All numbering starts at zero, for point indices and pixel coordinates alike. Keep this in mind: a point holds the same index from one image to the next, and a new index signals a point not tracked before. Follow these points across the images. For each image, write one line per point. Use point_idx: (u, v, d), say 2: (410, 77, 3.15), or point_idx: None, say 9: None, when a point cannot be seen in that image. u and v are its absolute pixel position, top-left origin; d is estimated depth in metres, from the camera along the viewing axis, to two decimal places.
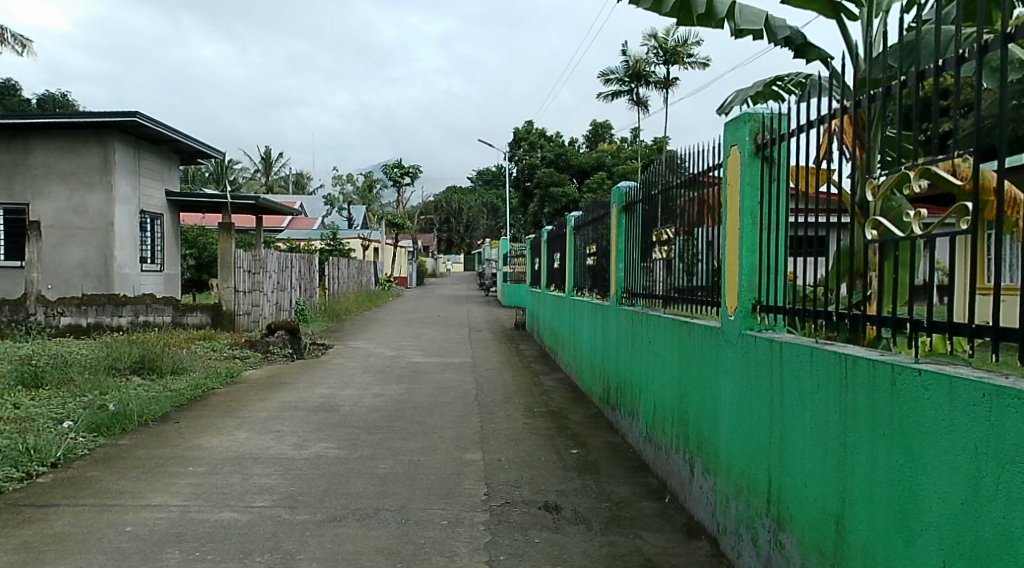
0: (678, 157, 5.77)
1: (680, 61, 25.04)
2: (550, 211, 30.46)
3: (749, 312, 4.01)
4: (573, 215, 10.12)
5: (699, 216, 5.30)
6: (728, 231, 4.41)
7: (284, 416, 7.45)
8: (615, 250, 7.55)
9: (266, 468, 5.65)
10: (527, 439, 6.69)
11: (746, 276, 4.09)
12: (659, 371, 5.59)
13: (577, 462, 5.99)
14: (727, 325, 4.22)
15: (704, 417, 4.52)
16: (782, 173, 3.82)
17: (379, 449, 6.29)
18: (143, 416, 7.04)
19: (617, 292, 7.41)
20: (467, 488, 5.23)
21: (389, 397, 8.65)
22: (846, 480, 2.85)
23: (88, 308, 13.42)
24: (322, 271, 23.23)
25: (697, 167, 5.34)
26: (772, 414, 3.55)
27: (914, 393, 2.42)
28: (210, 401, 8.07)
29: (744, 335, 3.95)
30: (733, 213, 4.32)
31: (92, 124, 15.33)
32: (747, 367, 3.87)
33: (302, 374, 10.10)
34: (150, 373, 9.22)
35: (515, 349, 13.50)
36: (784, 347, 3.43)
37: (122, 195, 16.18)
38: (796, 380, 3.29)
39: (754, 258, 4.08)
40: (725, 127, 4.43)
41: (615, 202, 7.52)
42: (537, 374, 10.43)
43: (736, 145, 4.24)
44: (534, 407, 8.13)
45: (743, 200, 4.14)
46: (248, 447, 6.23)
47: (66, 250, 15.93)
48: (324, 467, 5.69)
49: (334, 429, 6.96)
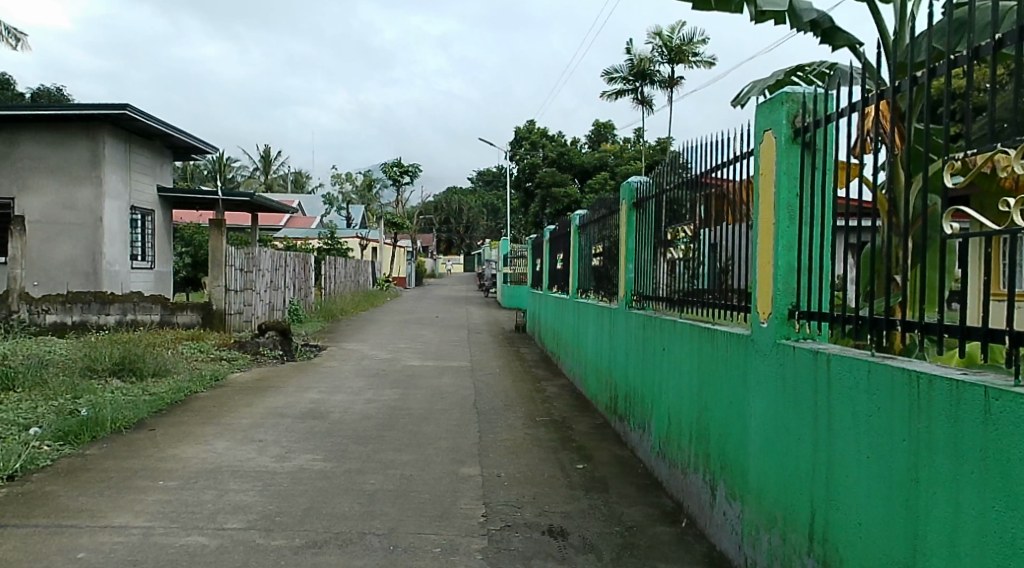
0: (681, 157, 5.59)
1: (685, 60, 24.53)
2: (551, 212, 29.93)
3: (785, 318, 3.47)
4: (578, 213, 9.64)
5: (717, 212, 4.87)
6: (759, 225, 3.81)
7: (268, 424, 6.96)
8: (625, 251, 7.05)
9: (243, 483, 5.17)
10: (530, 451, 6.22)
11: (779, 277, 3.52)
12: (677, 380, 5.07)
13: (583, 478, 5.52)
14: (757, 333, 3.70)
15: (730, 435, 4.04)
16: (825, 162, 3.30)
17: (368, 462, 5.81)
18: (117, 423, 6.56)
19: (625, 294, 6.93)
20: (463, 509, 4.75)
21: (383, 403, 8.16)
22: (918, 523, 2.38)
23: (73, 306, 12.98)
24: (319, 270, 22.73)
25: (708, 162, 4.98)
26: (817, 438, 3.07)
27: (1015, 425, 1.95)
28: (191, 407, 7.58)
29: (779, 346, 3.43)
30: (765, 206, 3.72)
31: (81, 116, 14.87)
32: (784, 382, 3.38)
33: (291, 378, 9.61)
34: (130, 376, 8.75)
35: (515, 353, 13.00)
36: (832, 363, 2.96)
37: (112, 190, 15.70)
38: (849, 400, 2.81)
39: (791, 257, 3.49)
40: (755, 110, 3.82)
41: (624, 199, 7.03)
42: (538, 381, 9.95)
43: (769, 130, 3.65)
44: (536, 416, 7.66)
45: (778, 190, 3.55)
46: (226, 459, 5.76)
47: (53, 246, 15.47)
48: (308, 483, 5.22)
49: (322, 439, 6.48)
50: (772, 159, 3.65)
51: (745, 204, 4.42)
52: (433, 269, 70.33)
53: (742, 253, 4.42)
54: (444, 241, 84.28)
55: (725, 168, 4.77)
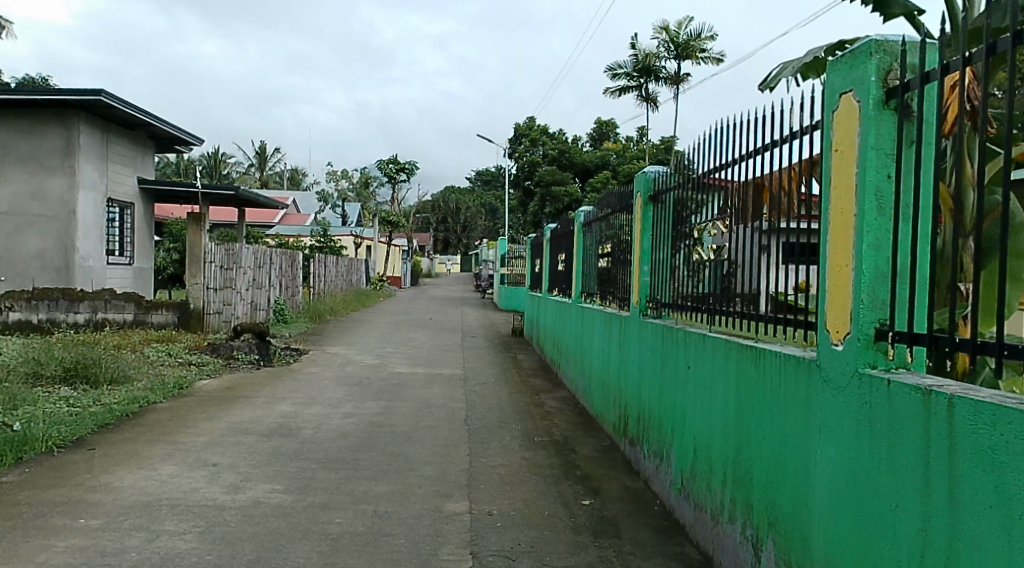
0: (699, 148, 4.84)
1: (692, 55, 23.69)
2: (550, 211, 29.04)
3: (870, 341, 2.58)
4: (582, 210, 8.80)
5: (750, 206, 4.06)
6: (830, 219, 2.89)
7: (228, 443, 6.08)
8: (639, 251, 6.12)
9: (180, 523, 4.28)
10: (527, 482, 5.34)
11: (863, 285, 2.59)
12: (705, 406, 4.23)
13: (590, 519, 4.65)
14: (830, 360, 2.81)
15: (784, 485, 3.19)
16: (930, 133, 2.41)
17: (337, 494, 4.93)
18: (50, 440, 5.68)
19: (638, 300, 6.03)
20: (443, 562, 3.88)
21: (363, 419, 7.27)
22: None
23: (39, 303, 12.07)
24: (308, 269, 21.83)
25: (722, 156, 4.50)
26: (928, 512, 2.20)
27: None
28: (145, 422, 6.69)
29: (863, 379, 2.56)
30: (840, 193, 2.79)
31: (55, 102, 13.98)
32: (874, 426, 2.51)
33: (265, 386, 8.74)
34: (82, 383, 7.87)
35: (512, 360, 12.12)
36: (958, 411, 2.08)
37: (87, 180, 14.79)
38: (992, 465, 1.93)
39: (880, 259, 2.57)
40: (827, 71, 2.92)
41: (640, 191, 6.12)
42: (536, 392, 9.09)
43: (850, 93, 2.73)
44: (534, 436, 6.78)
45: (862, 171, 2.62)
46: (170, 489, 4.87)
47: (21, 239, 14.56)
48: (261, 523, 4.33)
49: (286, 463, 5.59)
50: (851, 131, 2.74)
51: (778, 199, 3.69)
52: (430, 269, 69.46)
53: (754, 255, 3.99)
54: (443, 240, 83.33)
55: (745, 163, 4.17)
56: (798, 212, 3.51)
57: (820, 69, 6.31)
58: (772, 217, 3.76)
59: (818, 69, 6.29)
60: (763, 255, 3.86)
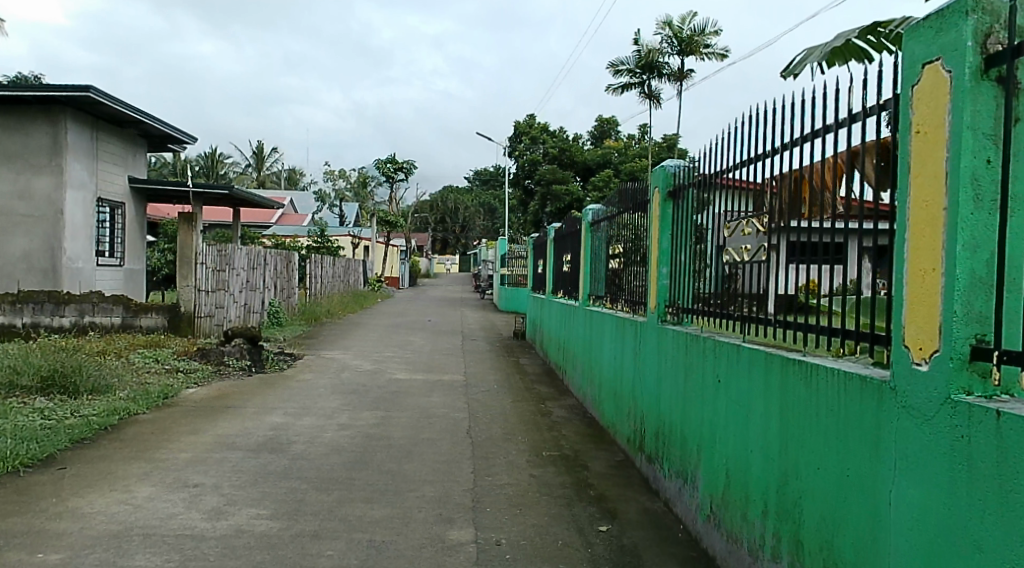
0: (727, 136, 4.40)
1: (696, 51, 23.24)
2: (551, 211, 28.58)
3: (964, 363, 2.13)
4: (590, 209, 8.36)
5: (782, 202, 3.63)
6: (909, 214, 2.43)
7: (212, 460, 5.62)
8: (656, 251, 5.67)
9: (153, 557, 3.82)
10: (537, 505, 4.89)
11: (956, 296, 2.14)
12: (741, 425, 3.77)
13: (609, 548, 4.21)
14: (911, 383, 2.35)
15: (846, 523, 2.73)
16: None
17: (329, 520, 4.47)
18: (17, 459, 5.21)
19: (656, 305, 5.58)
20: None
21: (358, 431, 6.81)
22: None
23: (23, 306, 11.47)
24: (304, 270, 21.35)
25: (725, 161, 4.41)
26: None
27: None
28: (124, 436, 6.22)
29: (957, 408, 2.10)
30: (925, 185, 2.33)
31: (41, 98, 13.49)
32: (972, 464, 2.04)
33: (255, 395, 8.28)
34: (61, 392, 7.40)
35: (514, 365, 11.67)
36: None
37: (75, 179, 14.30)
38: None
39: (976, 265, 2.12)
40: (905, 41, 2.50)
41: (658, 186, 5.66)
42: (541, 400, 8.64)
43: (938, 65, 2.28)
44: (542, 450, 6.33)
45: (955, 154, 2.16)
46: (144, 516, 4.41)
47: (7, 239, 14.08)
48: (242, 557, 3.87)
49: (274, 484, 5.14)
50: (938, 110, 2.29)
51: (816, 193, 3.29)
52: (428, 269, 69.02)
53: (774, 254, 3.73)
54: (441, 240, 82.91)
55: (757, 163, 4.01)
56: (838, 211, 3.11)
57: (848, 55, 5.89)
58: (801, 215, 3.42)
59: (844, 54, 5.86)
60: (768, 255, 3.78)
